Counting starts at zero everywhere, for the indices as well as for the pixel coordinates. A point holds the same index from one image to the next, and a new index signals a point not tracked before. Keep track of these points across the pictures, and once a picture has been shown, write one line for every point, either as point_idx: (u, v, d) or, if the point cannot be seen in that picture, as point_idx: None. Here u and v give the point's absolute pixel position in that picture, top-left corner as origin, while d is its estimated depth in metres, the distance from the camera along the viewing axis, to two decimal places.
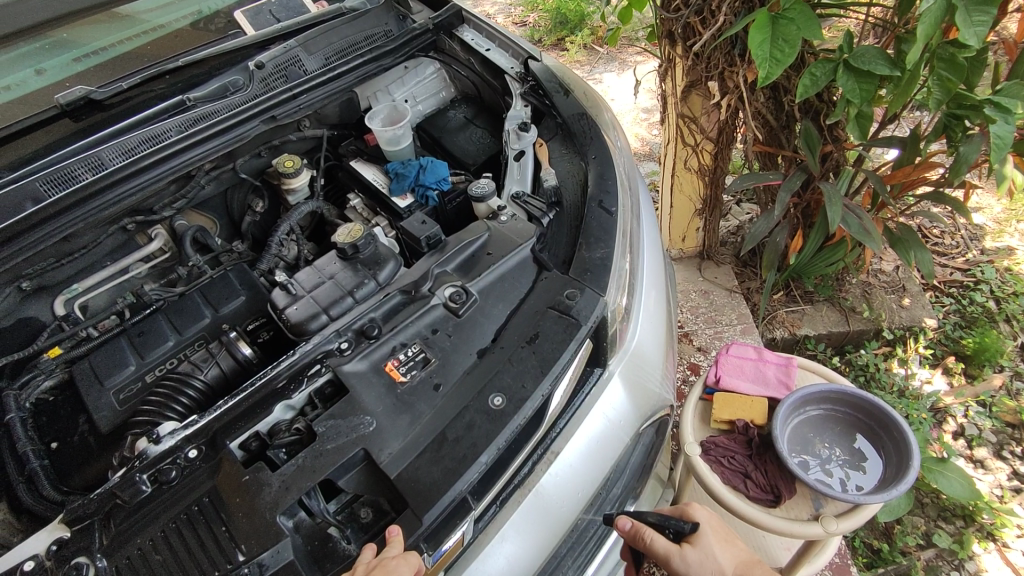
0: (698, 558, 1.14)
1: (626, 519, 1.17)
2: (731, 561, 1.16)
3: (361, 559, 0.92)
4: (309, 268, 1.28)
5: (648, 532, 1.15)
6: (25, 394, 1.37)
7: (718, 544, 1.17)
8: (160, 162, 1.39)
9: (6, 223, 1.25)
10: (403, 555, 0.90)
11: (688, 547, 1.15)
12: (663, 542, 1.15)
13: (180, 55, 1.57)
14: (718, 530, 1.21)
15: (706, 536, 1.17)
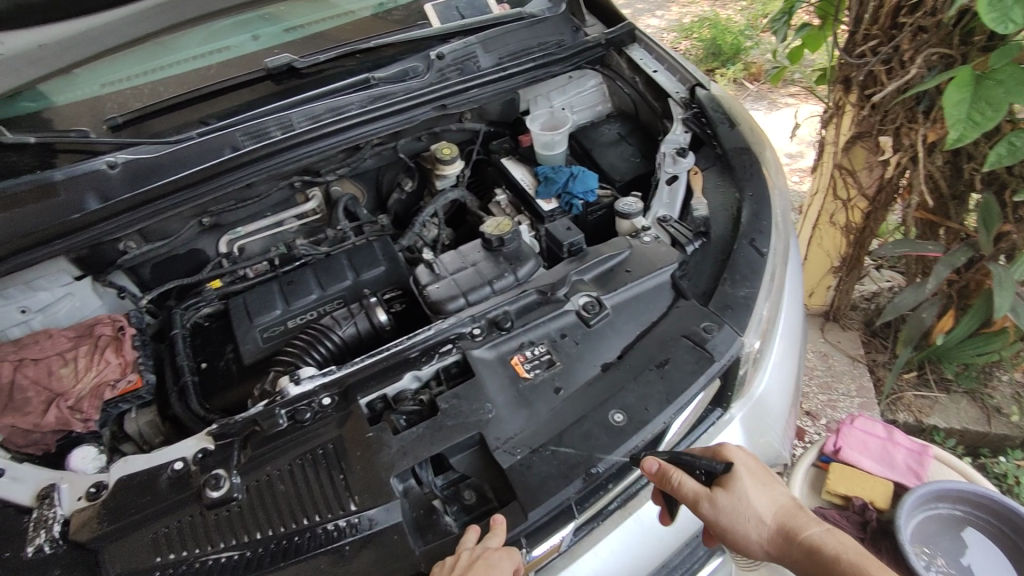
0: (732, 505, 0.99)
1: (654, 461, 0.99)
2: (769, 505, 1.01)
3: (464, 542, 0.94)
4: (454, 252, 1.35)
5: (677, 473, 0.99)
6: (189, 315, 1.56)
7: (754, 488, 1.01)
8: (338, 131, 1.51)
9: (208, 164, 1.44)
10: (503, 552, 0.91)
11: (722, 494, 0.99)
12: (692, 485, 0.99)
13: (372, 38, 1.67)
14: (755, 469, 1.03)
15: (743, 481, 1.00)
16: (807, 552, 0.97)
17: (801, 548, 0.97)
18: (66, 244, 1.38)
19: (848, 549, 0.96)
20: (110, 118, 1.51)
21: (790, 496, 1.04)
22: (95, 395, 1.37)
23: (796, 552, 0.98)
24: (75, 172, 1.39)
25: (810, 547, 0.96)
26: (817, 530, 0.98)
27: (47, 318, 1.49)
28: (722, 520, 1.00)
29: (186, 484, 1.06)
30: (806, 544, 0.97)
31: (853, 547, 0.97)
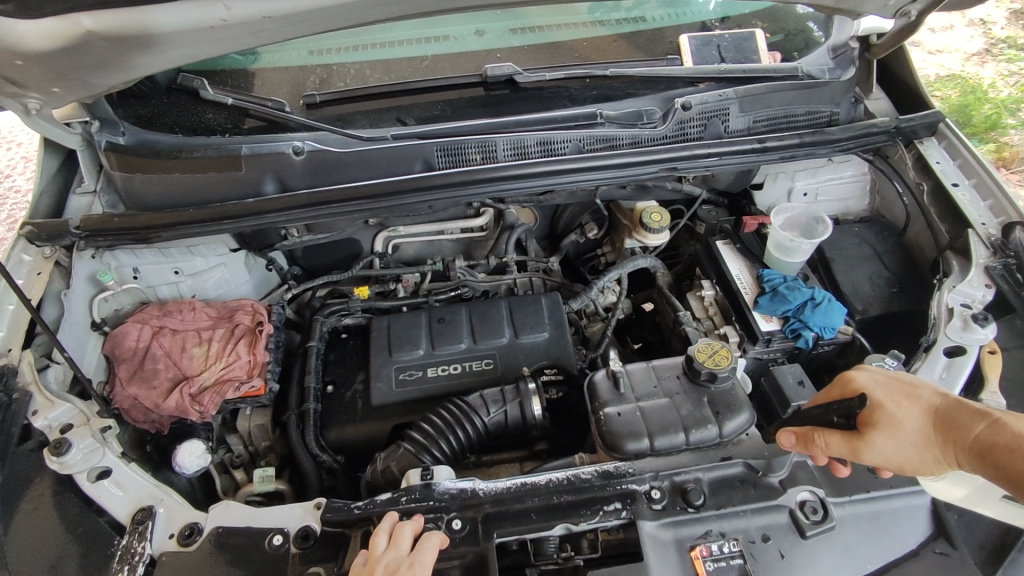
0: (887, 441, 0.83)
1: (790, 433, 0.91)
2: (926, 421, 0.83)
3: (372, 550, 0.85)
4: (647, 366, 1.09)
5: (816, 431, 0.88)
6: (329, 323, 1.42)
7: (898, 406, 0.85)
8: (543, 173, 1.28)
9: (395, 178, 1.29)
10: (422, 560, 0.83)
11: (869, 432, 0.84)
12: (837, 440, 0.87)
13: (613, 63, 1.39)
14: (890, 385, 0.88)
15: (885, 409, 0.85)
16: (986, 453, 0.77)
17: (979, 452, 0.77)
18: (232, 225, 1.27)
19: None
20: (308, 94, 1.36)
21: (949, 397, 0.85)
22: (218, 390, 1.27)
23: (980, 459, 0.77)
24: (260, 149, 1.28)
25: (986, 448, 0.76)
26: (985, 425, 0.78)
27: (196, 284, 1.43)
28: (888, 461, 0.84)
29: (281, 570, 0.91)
30: (982, 444, 0.77)
31: None
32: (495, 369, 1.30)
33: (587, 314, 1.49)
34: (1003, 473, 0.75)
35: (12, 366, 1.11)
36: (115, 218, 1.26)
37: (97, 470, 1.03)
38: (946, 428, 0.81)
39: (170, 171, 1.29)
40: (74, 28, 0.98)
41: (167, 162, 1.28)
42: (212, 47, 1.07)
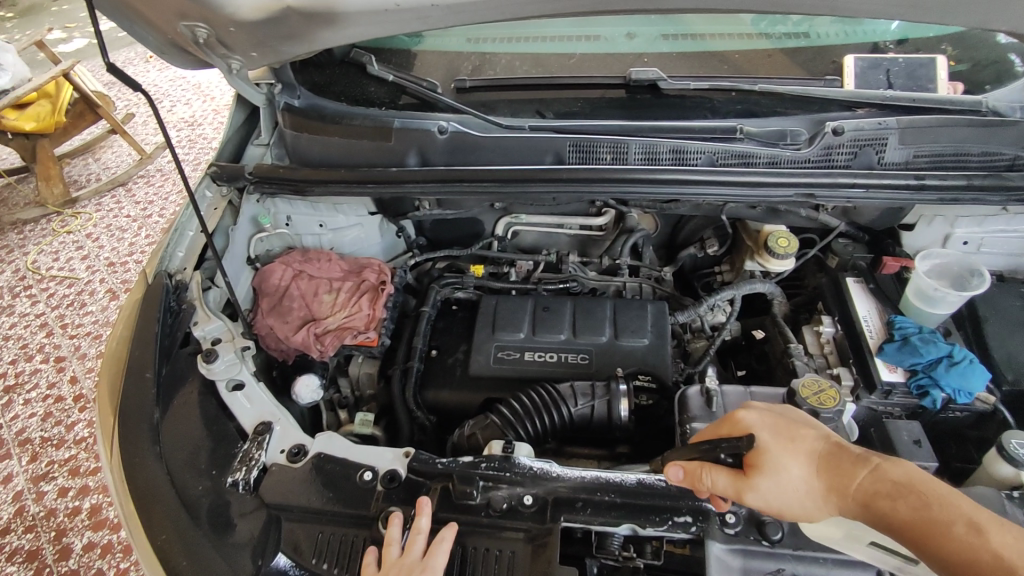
0: (771, 485, 0.83)
1: (677, 467, 0.88)
2: (809, 466, 0.84)
3: (387, 556, 0.90)
4: (744, 389, 1.06)
5: (704, 471, 0.86)
6: (443, 293, 1.51)
7: (783, 450, 0.85)
8: (671, 181, 1.28)
9: (525, 166, 1.34)
10: (435, 565, 0.88)
11: (755, 475, 0.84)
12: (721, 482, 0.86)
13: (763, 79, 1.34)
14: (776, 426, 0.88)
15: (771, 452, 0.84)
16: (869, 503, 0.79)
17: (862, 501, 0.79)
18: (373, 189, 1.40)
19: (908, 481, 0.79)
20: (460, 79, 1.45)
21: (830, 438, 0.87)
22: (338, 334, 1.41)
23: (861, 508, 0.79)
24: (410, 125, 1.39)
25: (869, 498, 0.78)
26: (868, 473, 0.80)
27: (335, 239, 1.60)
28: (769, 505, 0.84)
29: (366, 502, 1.01)
30: (866, 495, 0.79)
31: (914, 474, 0.79)
32: (590, 365, 1.32)
33: (692, 329, 1.46)
34: (888, 526, 0.77)
35: (185, 283, 1.31)
36: (280, 169, 1.43)
37: (233, 381, 1.19)
38: (832, 475, 0.82)
39: (331, 134, 1.44)
40: (276, 3, 1.13)
41: (329, 126, 1.44)
42: (385, 27, 1.18)
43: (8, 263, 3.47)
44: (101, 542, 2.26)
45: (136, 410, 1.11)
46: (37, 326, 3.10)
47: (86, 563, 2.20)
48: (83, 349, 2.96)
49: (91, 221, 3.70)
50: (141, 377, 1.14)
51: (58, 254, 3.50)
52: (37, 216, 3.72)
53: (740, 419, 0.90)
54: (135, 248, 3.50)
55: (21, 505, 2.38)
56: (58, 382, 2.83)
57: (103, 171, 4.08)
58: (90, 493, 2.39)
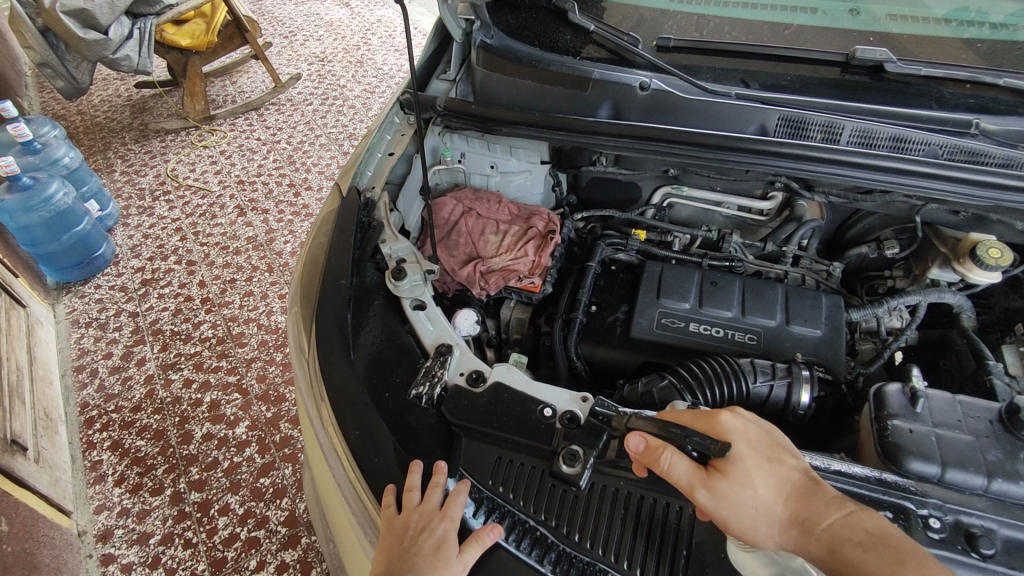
0: (731, 493, 0.80)
1: (640, 438, 0.86)
2: (778, 491, 0.81)
3: (408, 500, 0.94)
4: (951, 396, 1.01)
5: (666, 454, 0.84)
6: (606, 252, 1.51)
7: (757, 468, 0.82)
8: (889, 169, 1.20)
9: (726, 133, 1.30)
10: (453, 515, 0.92)
11: (719, 479, 0.81)
12: (679, 471, 0.82)
13: (1006, 74, 1.25)
14: (757, 442, 0.84)
15: (744, 464, 0.81)
16: (833, 545, 0.76)
17: (825, 542, 0.76)
18: (564, 136, 1.37)
19: (876, 537, 0.76)
20: (664, 37, 1.41)
21: (808, 471, 0.84)
22: (503, 275, 1.43)
23: (821, 549, 0.77)
24: (609, 77, 1.37)
25: (835, 541, 0.76)
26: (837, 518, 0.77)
27: (502, 182, 1.61)
28: (720, 511, 0.80)
29: (547, 436, 1.03)
30: (831, 536, 0.77)
31: (888, 533, 0.77)
32: (759, 346, 1.28)
33: (862, 330, 1.40)
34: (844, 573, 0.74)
35: (373, 202, 1.36)
36: (470, 105, 1.44)
37: (417, 301, 1.24)
38: (798, 507, 0.80)
39: (524, 77, 1.44)
40: None
41: (523, 68, 1.43)
42: None
43: (150, 167, 3.72)
44: (217, 434, 2.44)
45: (331, 313, 1.16)
46: (171, 229, 3.32)
47: (204, 451, 2.38)
48: (212, 256, 3.16)
49: (226, 139, 3.91)
50: (337, 284, 1.19)
51: (195, 165, 3.73)
52: (178, 127, 3.96)
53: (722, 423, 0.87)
54: (263, 170, 3.68)
55: (151, 388, 2.60)
56: (188, 283, 3.04)
57: (239, 94, 4.29)
58: (211, 389, 2.58)
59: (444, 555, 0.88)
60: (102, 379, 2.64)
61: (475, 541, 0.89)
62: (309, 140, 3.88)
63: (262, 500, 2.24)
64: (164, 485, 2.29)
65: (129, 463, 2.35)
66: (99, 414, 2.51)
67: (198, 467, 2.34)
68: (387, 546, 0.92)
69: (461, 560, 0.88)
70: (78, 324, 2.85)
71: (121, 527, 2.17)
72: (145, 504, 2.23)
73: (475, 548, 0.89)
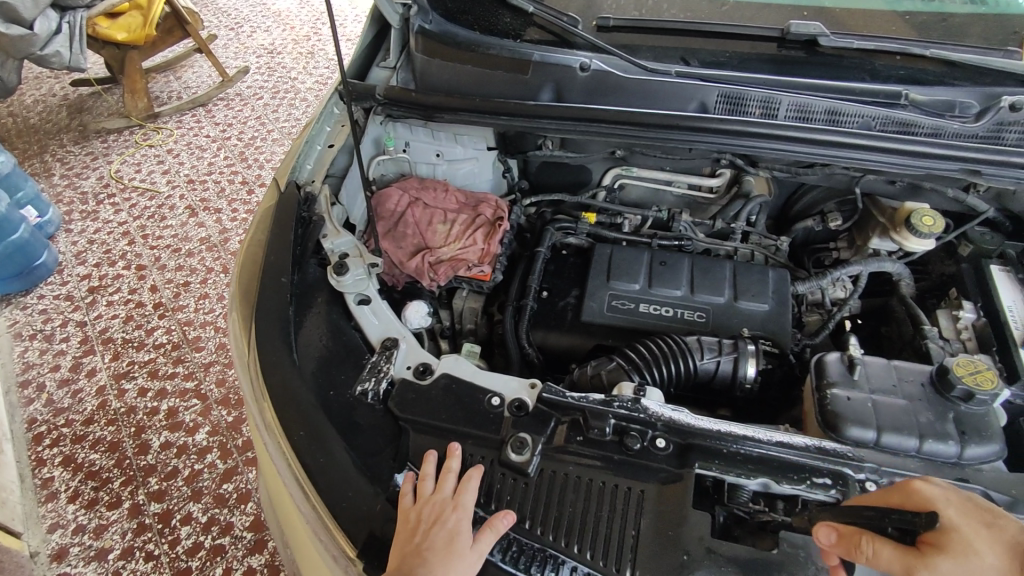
0: (957, 571, 0.69)
1: (832, 529, 0.77)
2: (1004, 560, 0.70)
3: (422, 490, 0.93)
4: (886, 362, 1.03)
5: (869, 540, 0.74)
6: (556, 237, 1.50)
7: (976, 538, 0.71)
8: (824, 143, 1.21)
9: (666, 112, 1.29)
10: (466, 503, 0.92)
11: (934, 555, 0.70)
12: (888, 556, 0.72)
13: (934, 43, 1.28)
14: (965, 505, 0.74)
15: (958, 534, 0.71)
16: None
17: None
18: (506, 120, 1.35)
19: None
20: (603, 17, 1.40)
21: None
22: (452, 265, 1.41)
23: None
24: (549, 59, 1.36)
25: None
26: None
27: (449, 170, 1.58)
28: None
29: (495, 425, 1.02)
30: None
31: None
32: (707, 324, 1.29)
33: (808, 303, 1.42)
34: None
35: (314, 196, 1.32)
36: (410, 93, 1.40)
37: (361, 295, 1.21)
38: None
39: (464, 62, 1.41)
40: None
41: (463, 53, 1.41)
42: None
43: (93, 169, 3.57)
44: (176, 442, 2.37)
45: (273, 312, 1.12)
46: (118, 233, 3.20)
47: (163, 460, 2.32)
48: (163, 260, 3.06)
49: (173, 137, 3.77)
50: (278, 281, 1.15)
51: (140, 166, 3.59)
52: (121, 127, 3.81)
53: (919, 490, 0.77)
54: (213, 168, 3.56)
55: (104, 399, 2.51)
56: (139, 289, 2.93)
57: (185, 89, 4.14)
58: (167, 396, 2.50)
59: (458, 546, 0.86)
60: (51, 392, 2.54)
61: (488, 529, 0.88)
62: (260, 136, 3.77)
63: (226, 507, 2.19)
64: (121, 497, 2.21)
65: (83, 477, 2.27)
66: (49, 429, 2.41)
67: (157, 477, 2.27)
68: (398, 546, 0.88)
69: (478, 549, 0.86)
70: (22, 337, 2.73)
71: (78, 544, 2.10)
72: (102, 519, 2.16)
73: (488, 536, 0.88)
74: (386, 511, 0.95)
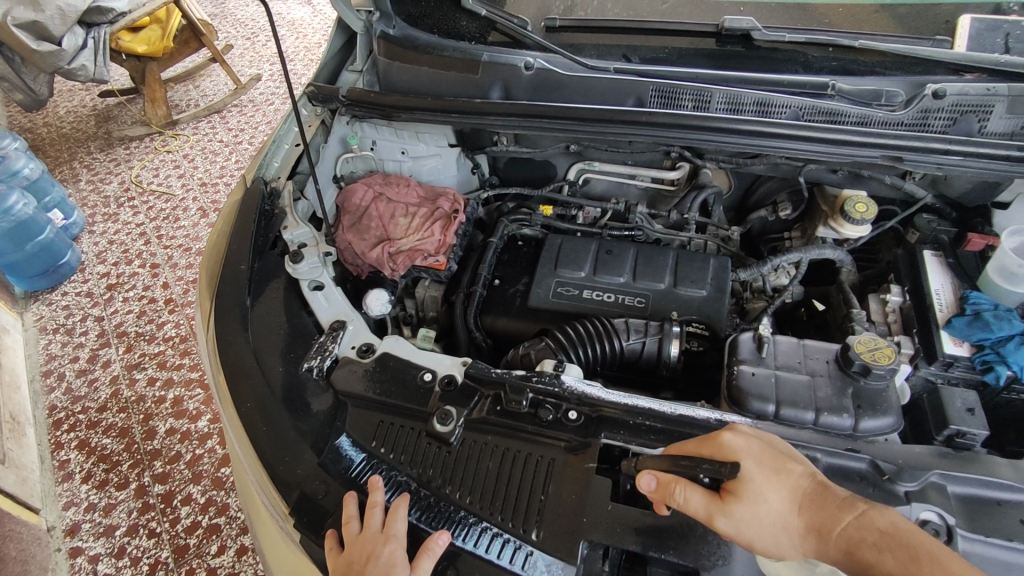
0: (747, 515, 0.76)
1: (651, 476, 0.81)
2: (790, 502, 0.77)
3: (351, 532, 0.92)
4: (796, 341, 1.08)
5: (681, 488, 0.79)
6: (511, 228, 1.58)
7: (765, 484, 0.77)
8: (752, 132, 1.26)
9: (606, 106, 1.35)
10: (397, 534, 0.92)
11: (731, 502, 0.77)
12: (696, 503, 0.78)
13: (865, 35, 1.31)
14: (763, 455, 0.80)
15: (753, 483, 0.77)
16: (850, 549, 0.72)
17: (843, 548, 0.73)
18: (456, 118, 1.42)
19: (893, 532, 0.72)
20: (550, 18, 1.47)
21: (817, 476, 0.80)
22: (410, 256, 1.51)
23: (840, 554, 0.73)
24: (497, 59, 1.44)
25: (851, 543, 0.72)
26: (850, 518, 0.73)
27: (414, 167, 1.67)
28: (740, 534, 0.76)
29: (424, 399, 1.11)
30: (848, 540, 0.72)
31: (903, 527, 0.73)
32: (646, 308, 1.35)
33: (752, 289, 1.46)
34: None
35: (278, 191, 1.43)
36: (370, 93, 1.49)
37: (315, 282, 1.31)
38: (812, 517, 0.76)
39: (421, 64, 1.49)
40: None
41: (420, 55, 1.49)
42: None
43: (115, 174, 3.78)
44: (181, 429, 2.51)
45: (230, 296, 1.23)
46: (136, 233, 3.38)
47: (168, 445, 2.46)
48: (175, 259, 3.22)
49: (189, 142, 3.96)
50: (237, 269, 1.26)
51: (158, 170, 3.78)
52: (142, 134, 4.01)
53: (726, 441, 0.82)
54: (225, 172, 3.73)
55: (116, 388, 2.66)
56: (152, 285, 3.10)
57: (202, 97, 4.34)
58: (174, 385, 2.65)
59: None
60: (69, 382, 2.71)
61: (425, 554, 0.89)
62: None
63: (223, 489, 2.32)
64: (128, 479, 2.36)
65: (95, 460, 2.43)
66: (66, 416, 2.58)
67: (162, 461, 2.41)
68: None
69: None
70: (46, 330, 2.92)
71: (88, 521, 2.25)
72: (110, 499, 2.31)
73: (427, 560, 0.89)
74: (318, 473, 1.03)
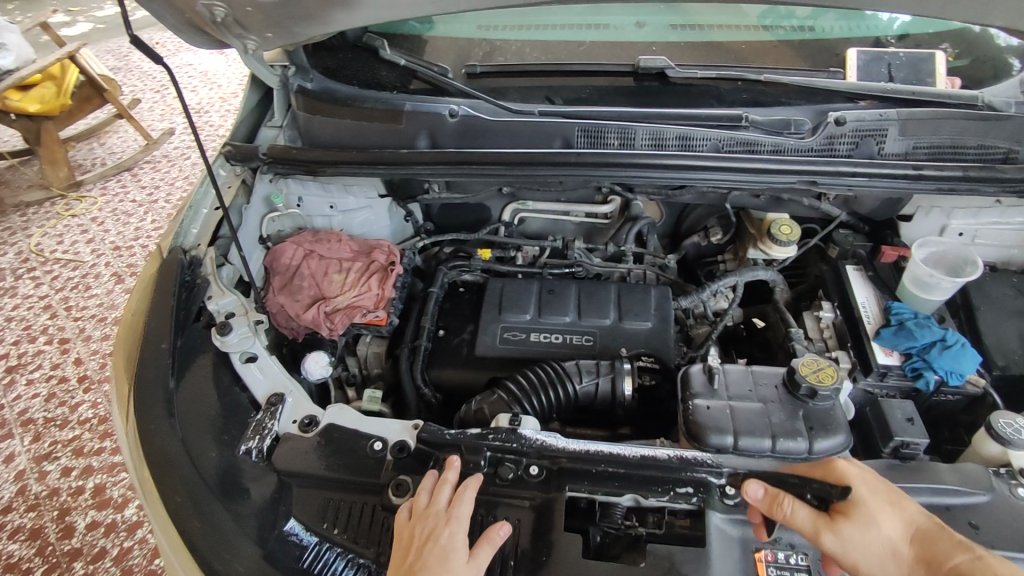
0: (857, 534, 0.81)
1: (759, 485, 0.86)
2: (900, 532, 0.83)
3: (416, 507, 0.93)
4: (744, 368, 1.10)
5: (790, 501, 0.84)
6: (450, 275, 1.56)
7: (881, 511, 0.83)
8: (676, 166, 1.30)
9: (534, 149, 1.36)
10: (460, 516, 0.90)
11: (843, 520, 0.82)
12: (804, 518, 0.83)
13: (768, 69, 1.39)
14: (878, 487, 0.86)
15: (868, 506, 0.83)
16: None
17: None
18: (384, 170, 1.39)
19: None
20: (471, 65, 1.49)
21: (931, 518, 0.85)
22: (348, 313, 1.44)
23: None
24: (420, 108, 1.41)
25: None
26: (963, 556, 0.79)
27: (345, 220, 1.62)
28: (847, 553, 0.81)
29: (376, 471, 1.04)
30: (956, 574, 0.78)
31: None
32: (594, 346, 1.35)
33: (695, 315, 1.49)
34: None
35: (198, 259, 1.34)
36: (292, 150, 1.44)
37: (247, 353, 1.22)
38: (920, 549, 0.81)
39: (342, 117, 1.45)
40: None
41: (341, 108, 1.45)
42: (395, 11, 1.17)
43: (11, 245, 3.47)
44: (105, 521, 2.28)
45: (152, 379, 1.12)
46: (40, 307, 3.11)
47: (89, 541, 2.22)
48: (88, 331, 2.97)
49: (96, 204, 3.71)
50: (158, 348, 1.15)
51: (62, 237, 3.51)
52: (41, 199, 3.73)
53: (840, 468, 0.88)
54: (140, 233, 3.50)
55: (23, 484, 2.39)
56: (62, 363, 2.84)
57: (109, 155, 4.10)
58: (93, 473, 2.41)
59: (453, 563, 0.85)
60: None
61: (485, 542, 0.88)
62: None
63: None
64: None
65: (2, 571, 2.15)
66: None
67: (84, 560, 2.17)
68: (395, 561, 0.88)
69: (473, 564, 0.86)
70: None
71: None
72: None
73: (486, 548, 0.88)
74: (263, 564, 0.95)
